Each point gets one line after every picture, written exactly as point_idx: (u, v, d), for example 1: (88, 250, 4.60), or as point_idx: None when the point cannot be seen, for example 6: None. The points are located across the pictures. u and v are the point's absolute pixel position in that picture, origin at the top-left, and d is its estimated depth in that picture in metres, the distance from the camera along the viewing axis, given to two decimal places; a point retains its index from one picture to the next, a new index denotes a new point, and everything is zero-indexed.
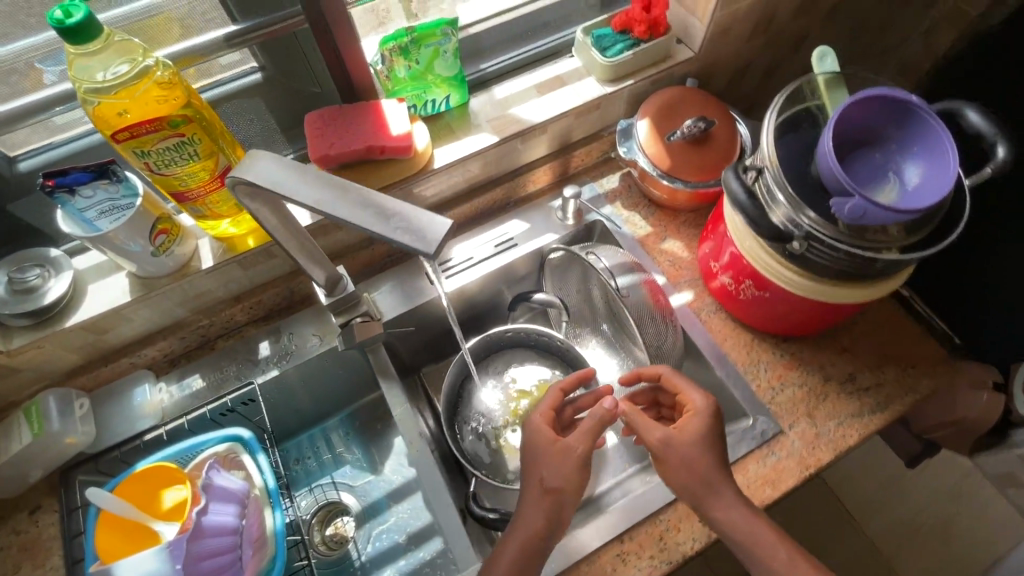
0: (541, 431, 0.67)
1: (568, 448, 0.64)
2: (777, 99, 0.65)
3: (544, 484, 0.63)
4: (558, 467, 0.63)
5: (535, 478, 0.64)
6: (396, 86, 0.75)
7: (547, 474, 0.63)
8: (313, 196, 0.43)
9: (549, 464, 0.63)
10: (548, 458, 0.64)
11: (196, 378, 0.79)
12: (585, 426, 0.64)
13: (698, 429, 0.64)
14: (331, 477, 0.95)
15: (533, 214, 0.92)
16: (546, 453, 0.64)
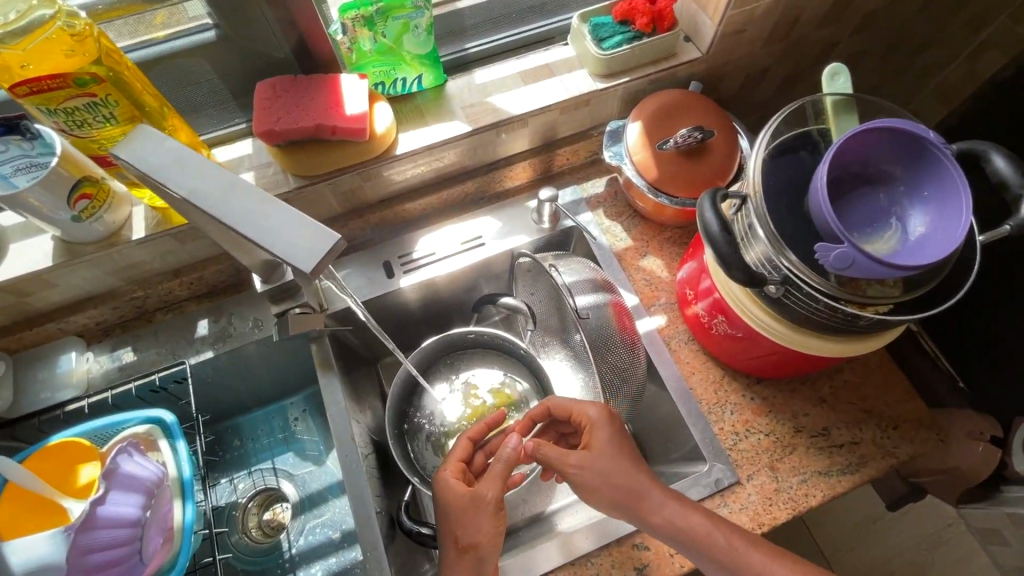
0: (449, 490, 0.61)
1: (475, 495, 0.59)
2: (774, 119, 0.58)
3: (458, 541, 0.58)
4: (475, 520, 0.58)
5: (450, 539, 0.59)
6: (360, 60, 0.69)
7: (460, 531, 0.58)
8: (188, 187, 0.37)
9: (463, 518, 0.59)
10: (461, 514, 0.59)
11: (128, 350, 0.75)
12: (491, 473, 0.60)
13: (607, 439, 0.60)
14: (271, 463, 0.91)
15: (506, 212, 0.85)
16: (460, 508, 0.59)
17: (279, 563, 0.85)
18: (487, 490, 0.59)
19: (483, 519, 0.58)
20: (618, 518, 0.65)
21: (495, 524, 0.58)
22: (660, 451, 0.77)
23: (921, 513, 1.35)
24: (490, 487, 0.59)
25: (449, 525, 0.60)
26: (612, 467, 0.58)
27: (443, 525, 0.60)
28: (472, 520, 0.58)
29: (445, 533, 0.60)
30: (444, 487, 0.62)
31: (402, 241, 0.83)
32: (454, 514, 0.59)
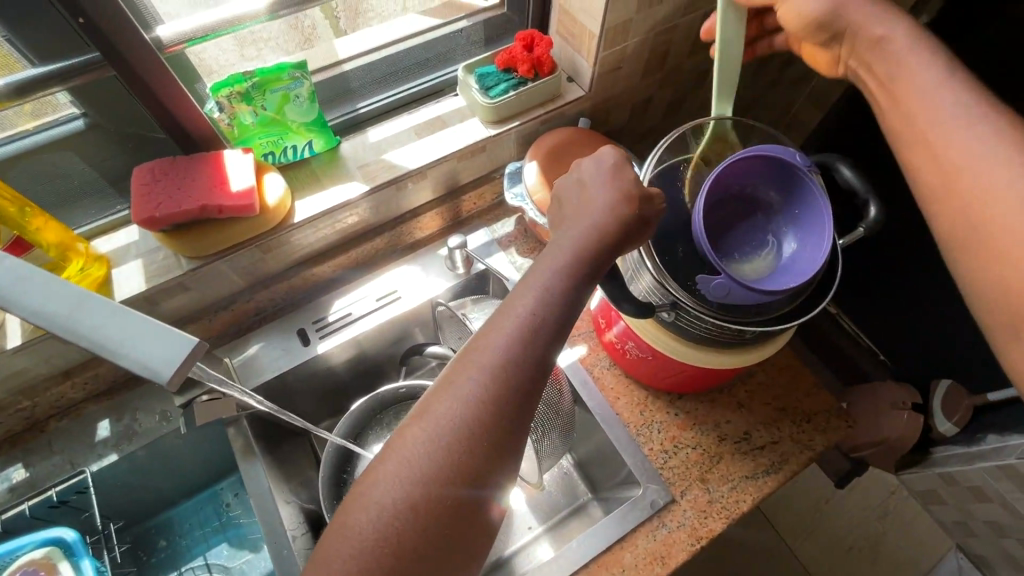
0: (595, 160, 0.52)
1: (585, 219, 0.48)
2: (654, 154, 0.63)
3: (609, 219, 0.47)
4: (609, 197, 0.49)
5: (591, 217, 0.48)
6: (244, 134, 0.68)
7: (601, 212, 0.48)
8: (32, 304, 0.34)
9: (596, 199, 0.49)
10: (602, 189, 0.49)
11: (19, 468, 0.68)
12: (637, 198, 0.49)
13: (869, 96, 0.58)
14: (203, 558, 0.85)
15: (420, 262, 0.85)
16: (595, 190, 0.50)
17: None
18: (620, 219, 0.47)
19: (554, 286, 0.44)
20: (564, 557, 0.64)
21: (538, 351, 0.43)
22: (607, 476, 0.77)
23: (865, 487, 1.41)
24: (619, 215, 0.48)
25: (581, 206, 0.49)
26: None
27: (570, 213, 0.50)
28: (551, 269, 0.45)
29: (480, 341, 0.43)
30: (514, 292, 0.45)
31: (317, 305, 0.81)
32: (514, 315, 0.43)
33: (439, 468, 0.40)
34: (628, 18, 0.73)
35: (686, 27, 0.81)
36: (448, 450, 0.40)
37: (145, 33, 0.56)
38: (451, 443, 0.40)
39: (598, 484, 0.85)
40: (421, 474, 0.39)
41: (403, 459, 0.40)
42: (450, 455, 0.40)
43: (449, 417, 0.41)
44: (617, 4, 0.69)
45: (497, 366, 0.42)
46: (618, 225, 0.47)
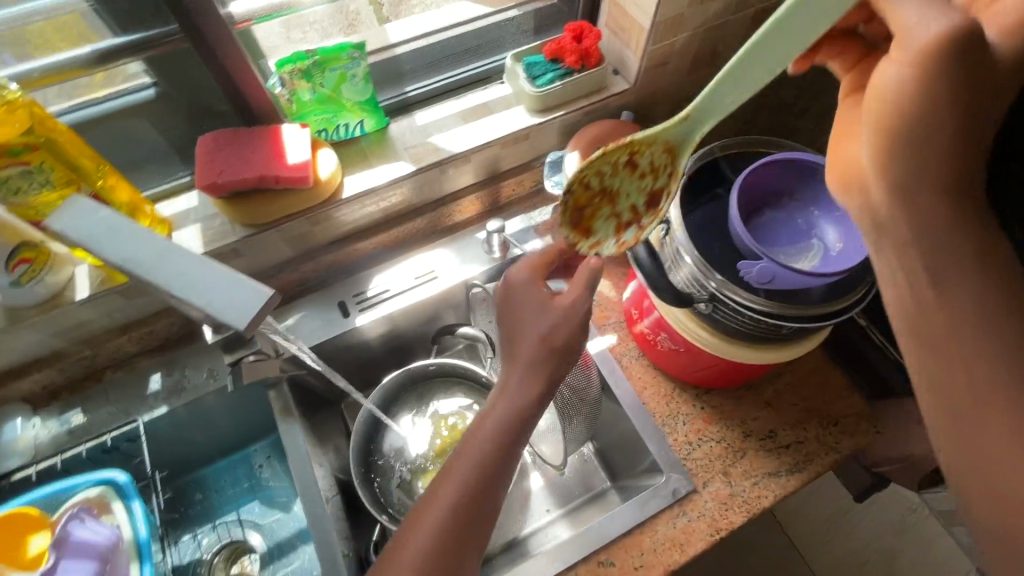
0: (532, 286, 0.57)
1: (528, 344, 0.55)
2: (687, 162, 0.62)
3: (545, 338, 0.55)
4: (547, 315, 0.56)
5: (532, 337, 0.55)
6: (301, 110, 0.72)
7: (543, 327, 0.55)
8: (122, 253, 0.37)
9: (538, 316, 0.56)
10: (537, 305, 0.56)
11: (78, 413, 0.73)
12: (571, 308, 0.56)
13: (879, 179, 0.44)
14: (237, 514, 0.89)
15: (458, 244, 0.87)
16: (534, 306, 0.56)
17: None
18: (558, 333, 0.55)
19: (511, 404, 0.54)
20: (584, 535, 0.66)
21: (500, 460, 0.53)
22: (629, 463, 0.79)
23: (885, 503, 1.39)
24: (559, 336, 0.55)
25: (518, 327, 0.57)
26: None
27: (511, 331, 0.57)
28: (512, 393, 0.54)
29: (454, 461, 0.53)
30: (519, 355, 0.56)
31: (356, 280, 0.84)
32: (482, 434, 0.53)
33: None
34: (679, 13, 0.73)
35: (735, 25, 0.81)
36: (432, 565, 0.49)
37: (220, 7, 0.59)
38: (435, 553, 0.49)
39: (618, 472, 0.86)
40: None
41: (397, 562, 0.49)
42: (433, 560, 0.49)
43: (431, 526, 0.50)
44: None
45: (472, 476, 0.51)
46: (550, 341, 0.55)
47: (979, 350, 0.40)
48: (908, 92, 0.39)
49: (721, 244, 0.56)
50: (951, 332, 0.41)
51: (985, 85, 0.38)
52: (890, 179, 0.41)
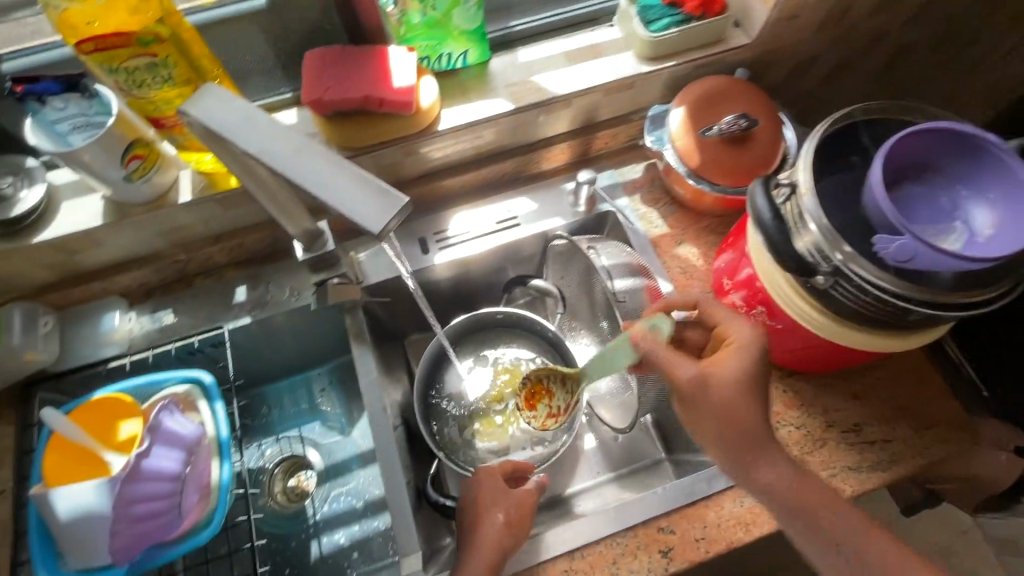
0: (493, 478, 0.66)
1: (490, 526, 0.62)
2: (822, 123, 0.57)
3: (501, 522, 0.62)
4: (508, 500, 0.64)
5: (491, 517, 0.63)
6: (408, 34, 0.70)
7: (503, 513, 0.63)
8: (260, 145, 0.37)
9: (495, 503, 0.64)
10: (498, 495, 0.65)
11: (169, 312, 0.76)
12: (525, 497, 0.65)
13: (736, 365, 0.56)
14: (299, 431, 0.93)
15: (542, 194, 0.85)
16: (493, 496, 0.65)
17: (303, 529, 0.86)
18: (519, 520, 0.63)
19: (484, 562, 0.59)
20: (646, 499, 0.65)
21: (496, 564, 0.59)
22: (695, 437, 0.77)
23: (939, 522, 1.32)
24: (516, 520, 0.63)
25: (481, 510, 0.64)
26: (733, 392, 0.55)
27: (473, 514, 0.64)
28: (472, 560, 0.59)
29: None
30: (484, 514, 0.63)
31: (437, 219, 0.83)
32: (469, 566, 0.59)
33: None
34: None
35: None
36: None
37: None
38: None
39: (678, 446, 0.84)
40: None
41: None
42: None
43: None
44: None
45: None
46: (514, 528, 0.62)
47: (795, 485, 0.55)
48: (705, 397, 0.56)
49: (850, 216, 0.52)
50: (793, 483, 0.55)
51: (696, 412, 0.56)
52: (715, 446, 0.57)
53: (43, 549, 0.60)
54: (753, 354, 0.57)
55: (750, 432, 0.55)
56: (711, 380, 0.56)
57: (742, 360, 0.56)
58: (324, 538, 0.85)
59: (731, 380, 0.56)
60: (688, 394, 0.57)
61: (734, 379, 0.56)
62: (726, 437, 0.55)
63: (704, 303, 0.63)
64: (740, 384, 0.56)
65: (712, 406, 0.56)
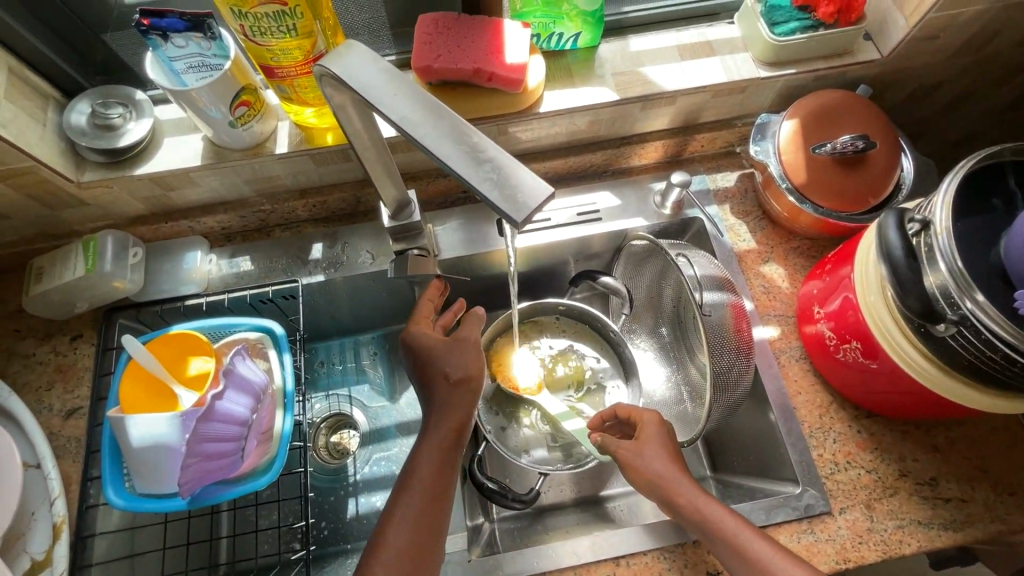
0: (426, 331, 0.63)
1: (440, 383, 0.60)
2: (972, 156, 0.52)
3: (449, 377, 0.60)
4: (454, 355, 0.61)
5: (438, 374, 0.60)
6: (525, 8, 0.68)
7: (450, 367, 0.60)
8: (400, 111, 0.36)
9: (444, 358, 0.61)
10: (444, 349, 0.61)
11: (246, 259, 0.77)
12: (467, 339, 0.62)
13: (656, 435, 0.62)
14: (348, 391, 0.94)
15: (626, 190, 0.82)
16: (436, 352, 0.61)
17: (342, 486, 0.88)
18: (469, 371, 0.60)
19: (449, 423, 0.58)
20: None
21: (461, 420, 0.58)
22: (752, 463, 0.74)
23: None
24: (466, 373, 0.60)
25: (433, 365, 0.61)
26: (656, 462, 0.60)
27: (422, 373, 0.61)
28: (433, 421, 0.58)
29: (414, 465, 0.56)
30: (436, 365, 0.61)
31: None
32: (430, 429, 0.58)
33: (427, 528, 0.53)
34: None
35: None
36: (427, 511, 0.54)
37: None
38: (428, 493, 0.54)
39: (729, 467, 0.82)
40: (418, 512, 0.53)
41: (400, 523, 0.53)
42: (430, 495, 0.54)
43: (426, 476, 0.55)
44: None
45: (435, 464, 0.56)
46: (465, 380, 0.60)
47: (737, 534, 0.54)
48: (639, 461, 0.61)
49: (986, 266, 0.48)
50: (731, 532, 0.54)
51: (658, 492, 0.59)
52: (650, 482, 0.59)
53: (113, 471, 0.63)
54: (659, 424, 0.63)
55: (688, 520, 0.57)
56: (641, 445, 0.62)
57: (659, 451, 0.61)
58: (361, 499, 0.86)
59: (650, 426, 0.63)
60: (624, 459, 0.62)
61: (659, 431, 0.62)
62: (672, 505, 0.58)
63: (614, 406, 0.68)
64: (664, 453, 0.60)
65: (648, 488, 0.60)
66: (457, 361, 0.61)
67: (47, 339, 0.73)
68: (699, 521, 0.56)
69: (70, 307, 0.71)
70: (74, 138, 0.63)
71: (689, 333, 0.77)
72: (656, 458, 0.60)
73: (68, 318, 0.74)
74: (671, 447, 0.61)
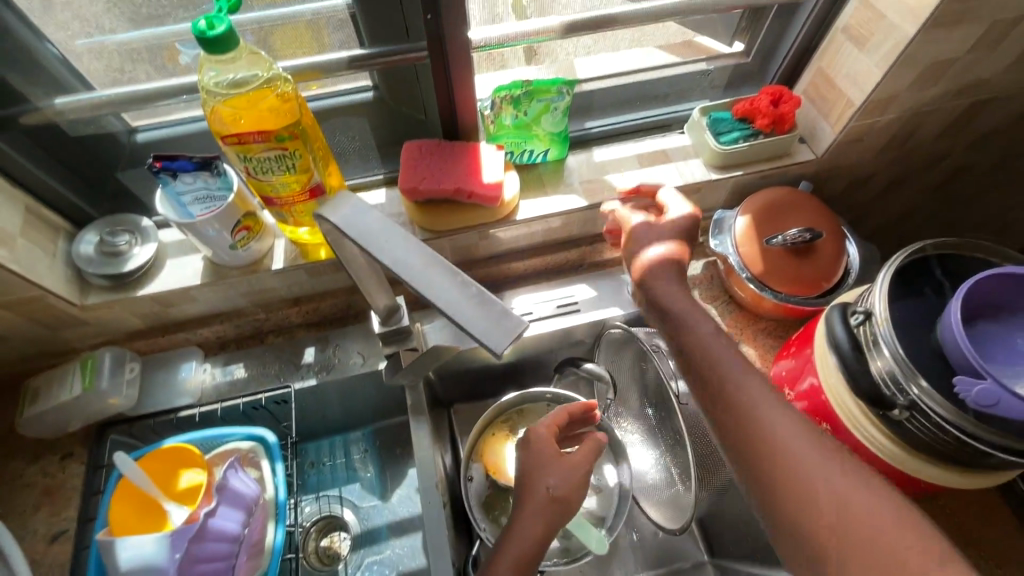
0: (546, 443, 0.65)
1: (539, 494, 0.61)
2: (898, 253, 0.58)
3: (552, 492, 0.61)
4: (560, 470, 0.62)
5: (540, 488, 0.61)
6: (498, 132, 0.76)
7: (554, 482, 0.62)
8: (392, 256, 0.41)
9: (549, 471, 0.62)
10: (551, 463, 0.63)
11: (239, 367, 0.80)
12: (580, 463, 0.63)
13: (683, 226, 0.70)
14: (339, 491, 0.93)
15: (602, 282, 0.88)
16: (547, 462, 0.64)
17: None
18: (569, 492, 0.61)
19: (535, 530, 0.59)
20: None
21: (543, 533, 0.59)
22: (747, 548, 0.74)
23: None
24: (567, 493, 0.61)
25: (534, 473, 0.63)
26: (677, 305, 0.65)
27: (525, 484, 0.63)
28: (522, 524, 0.59)
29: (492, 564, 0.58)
30: (545, 470, 0.63)
31: (501, 297, 0.85)
32: (517, 528, 0.59)
33: None
34: (894, 94, 0.71)
35: (944, 112, 0.78)
36: None
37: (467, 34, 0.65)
38: None
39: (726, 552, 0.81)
40: None
41: None
42: None
43: None
44: (893, 77, 0.68)
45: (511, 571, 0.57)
46: (561, 501, 0.60)
47: None
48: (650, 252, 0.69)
49: (928, 354, 0.53)
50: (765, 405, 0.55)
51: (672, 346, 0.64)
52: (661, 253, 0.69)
53: None
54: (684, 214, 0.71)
55: (783, 468, 0.52)
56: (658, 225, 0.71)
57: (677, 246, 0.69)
58: None
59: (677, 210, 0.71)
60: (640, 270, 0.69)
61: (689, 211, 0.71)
62: (699, 365, 0.60)
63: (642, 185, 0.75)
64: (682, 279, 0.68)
65: (745, 446, 0.54)
66: (564, 480, 0.62)
67: (36, 459, 0.73)
68: (749, 422, 0.55)
69: (62, 426, 0.72)
70: (82, 266, 0.67)
71: (672, 413, 0.73)
72: (677, 296, 0.66)
73: (59, 436, 0.74)
74: (779, 395, 0.57)
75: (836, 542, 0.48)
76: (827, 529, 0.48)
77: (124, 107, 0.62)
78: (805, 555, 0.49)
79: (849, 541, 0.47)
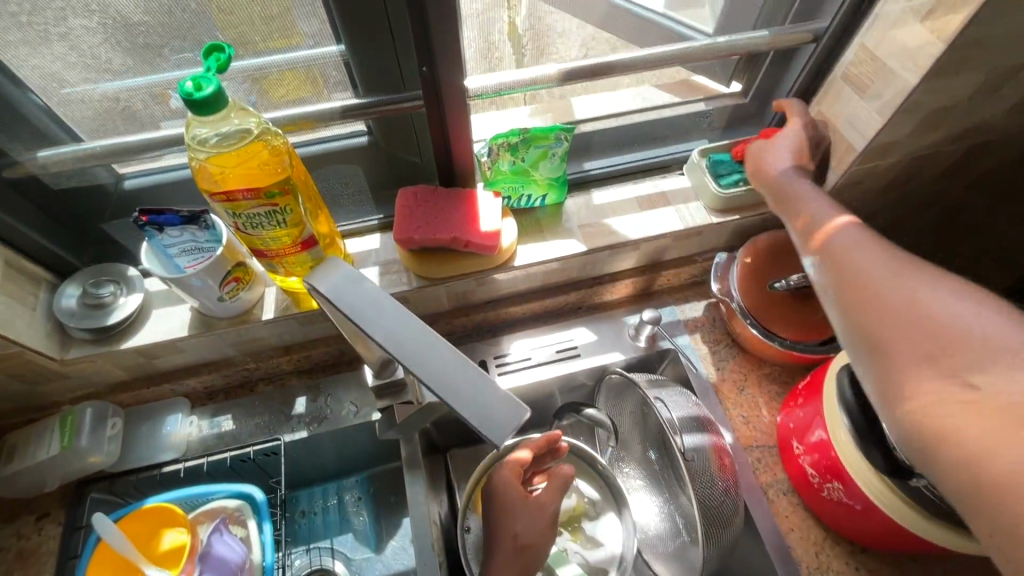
0: (511, 486, 0.65)
1: (504, 547, 0.62)
2: None
3: (517, 539, 0.62)
4: (527, 517, 0.63)
5: (507, 535, 0.62)
6: (495, 177, 0.75)
7: (519, 529, 0.62)
8: (385, 331, 0.39)
9: (514, 518, 0.63)
10: (518, 510, 0.63)
11: (228, 419, 0.77)
12: (546, 505, 0.64)
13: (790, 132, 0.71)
14: (331, 543, 0.89)
15: (602, 325, 0.86)
16: (510, 508, 0.64)
17: None
18: (536, 539, 0.62)
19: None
20: None
21: None
22: None
23: None
24: (533, 539, 0.62)
25: (502, 522, 0.63)
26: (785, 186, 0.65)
27: (494, 530, 0.64)
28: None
29: None
30: (509, 518, 0.63)
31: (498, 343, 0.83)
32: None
33: None
34: (895, 140, 0.70)
35: (946, 156, 0.77)
36: None
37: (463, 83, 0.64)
38: None
39: None
40: None
41: None
42: None
43: None
44: (894, 125, 0.67)
45: None
46: (528, 549, 0.61)
47: None
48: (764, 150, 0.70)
49: None
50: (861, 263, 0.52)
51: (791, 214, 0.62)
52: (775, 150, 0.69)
53: None
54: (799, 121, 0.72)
55: (870, 308, 0.48)
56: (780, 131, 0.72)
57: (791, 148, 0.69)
58: None
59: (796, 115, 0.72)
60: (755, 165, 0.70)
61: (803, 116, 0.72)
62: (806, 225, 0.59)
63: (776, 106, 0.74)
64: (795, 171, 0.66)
65: (841, 286, 0.51)
66: (528, 526, 0.62)
67: (12, 520, 0.69)
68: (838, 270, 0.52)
69: (39, 485, 0.69)
70: (63, 320, 0.65)
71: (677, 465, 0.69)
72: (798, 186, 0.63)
73: (35, 496, 0.71)
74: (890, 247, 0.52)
75: (930, 344, 0.43)
76: (919, 340, 0.44)
77: (107, 159, 0.60)
78: (889, 385, 0.45)
79: (946, 360, 0.42)
